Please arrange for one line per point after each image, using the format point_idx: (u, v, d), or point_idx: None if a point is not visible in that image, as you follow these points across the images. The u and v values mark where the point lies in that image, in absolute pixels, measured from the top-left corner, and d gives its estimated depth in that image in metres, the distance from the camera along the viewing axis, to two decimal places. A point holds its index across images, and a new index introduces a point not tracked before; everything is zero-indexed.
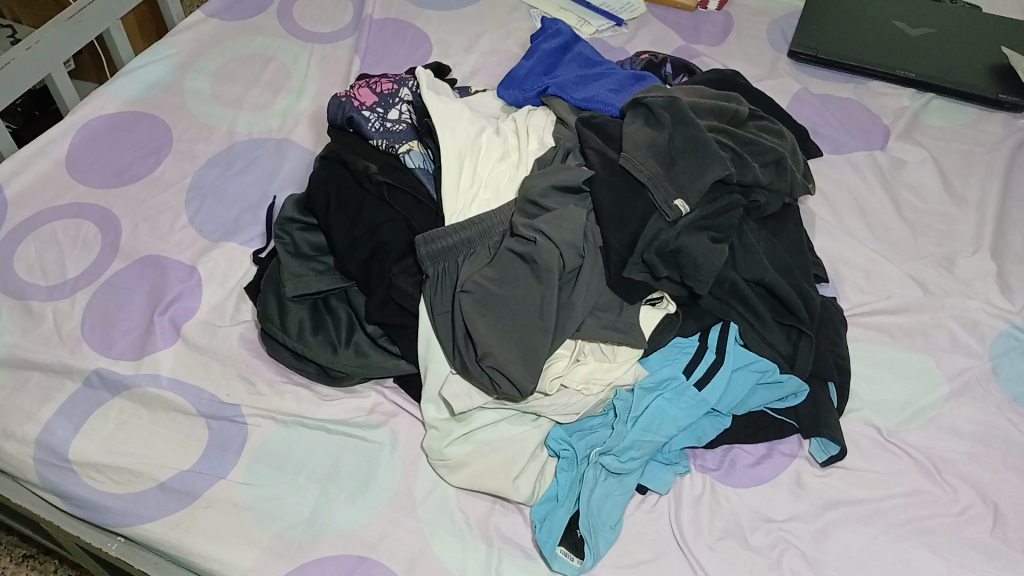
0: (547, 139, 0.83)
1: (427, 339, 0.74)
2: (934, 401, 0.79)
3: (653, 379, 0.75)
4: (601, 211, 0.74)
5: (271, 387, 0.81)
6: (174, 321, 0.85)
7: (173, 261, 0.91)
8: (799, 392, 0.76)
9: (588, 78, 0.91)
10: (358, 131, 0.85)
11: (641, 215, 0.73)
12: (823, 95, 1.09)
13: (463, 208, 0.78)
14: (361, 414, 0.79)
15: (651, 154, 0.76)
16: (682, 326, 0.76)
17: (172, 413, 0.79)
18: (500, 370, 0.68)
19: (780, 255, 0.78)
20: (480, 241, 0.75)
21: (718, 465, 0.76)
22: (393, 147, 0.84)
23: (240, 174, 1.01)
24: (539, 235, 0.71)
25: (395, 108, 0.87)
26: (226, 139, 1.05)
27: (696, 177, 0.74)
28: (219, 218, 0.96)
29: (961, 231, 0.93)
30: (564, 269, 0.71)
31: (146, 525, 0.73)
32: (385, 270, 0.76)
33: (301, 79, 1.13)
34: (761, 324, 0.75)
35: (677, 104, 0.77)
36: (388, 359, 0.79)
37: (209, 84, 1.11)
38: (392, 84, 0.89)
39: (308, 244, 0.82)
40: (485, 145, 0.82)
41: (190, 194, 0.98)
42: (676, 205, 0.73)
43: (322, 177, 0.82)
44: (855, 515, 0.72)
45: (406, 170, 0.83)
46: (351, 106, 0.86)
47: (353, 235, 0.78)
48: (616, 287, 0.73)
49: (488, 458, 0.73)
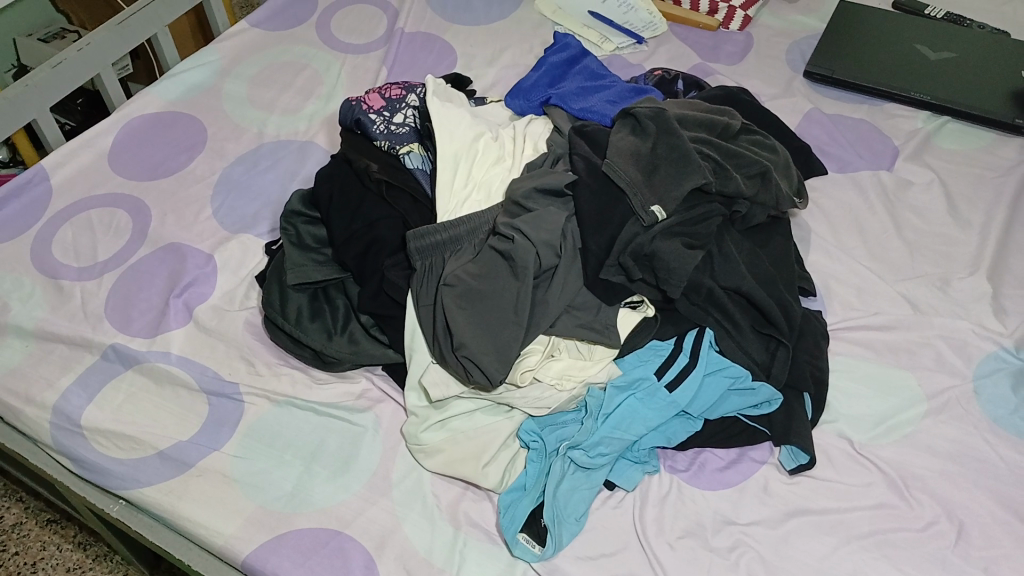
0: (541, 146, 0.87)
1: (412, 331, 0.79)
2: (911, 417, 0.79)
3: (625, 379, 0.77)
4: (581, 215, 0.77)
5: (269, 369, 0.86)
6: (188, 303, 0.91)
7: (193, 249, 0.97)
8: (772, 401, 0.77)
9: (590, 90, 0.94)
10: (364, 133, 0.90)
11: (618, 219, 0.76)
12: (835, 114, 1.10)
13: (454, 207, 0.82)
14: (350, 398, 0.83)
15: (633, 162, 0.78)
16: (660, 330, 0.79)
17: (177, 388, 0.85)
18: (473, 361, 0.73)
19: (760, 266, 0.81)
20: (468, 238, 0.80)
21: (687, 466, 0.78)
22: (393, 148, 0.88)
23: (264, 172, 1.07)
24: (517, 234, 0.75)
25: (401, 112, 0.91)
26: (255, 139, 1.12)
27: (675, 184, 0.76)
28: (240, 212, 1.02)
29: (961, 252, 0.93)
30: (540, 267, 0.75)
31: (143, 490, 0.78)
32: (379, 263, 0.82)
33: (330, 87, 1.19)
34: (738, 332, 0.78)
35: (663, 114, 0.80)
36: (378, 348, 0.83)
37: (245, 88, 1.19)
38: (401, 90, 0.93)
39: (311, 237, 0.87)
40: (482, 149, 0.86)
41: (216, 189, 1.05)
42: (653, 210, 0.76)
43: (328, 174, 0.88)
44: (818, 524, 0.73)
45: (405, 170, 0.87)
46: (360, 109, 0.90)
47: (351, 229, 0.83)
48: (593, 287, 0.76)
49: (461, 446, 0.76)
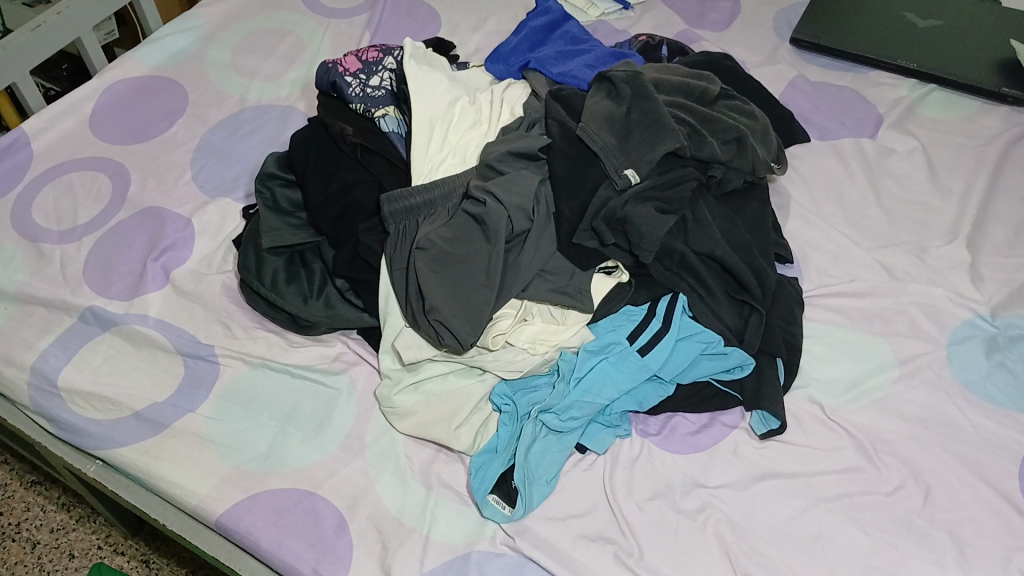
0: (517, 111, 0.87)
1: (385, 294, 0.79)
2: (881, 383, 0.79)
3: (598, 343, 0.78)
4: (554, 179, 0.77)
5: (245, 332, 0.86)
6: (165, 268, 0.91)
7: (173, 213, 0.97)
8: (745, 365, 0.78)
9: (569, 54, 0.93)
10: (340, 96, 0.88)
11: (591, 183, 0.76)
12: (819, 82, 1.09)
13: (429, 170, 0.82)
14: (325, 361, 0.84)
15: (607, 126, 0.78)
16: (634, 295, 0.79)
17: (154, 351, 0.85)
18: (444, 324, 0.73)
19: (735, 232, 0.81)
20: (442, 203, 0.80)
21: (659, 430, 0.78)
22: (369, 111, 0.86)
23: (245, 137, 1.07)
24: (489, 197, 0.74)
25: (377, 74, 0.89)
26: (238, 105, 1.11)
27: (649, 149, 0.76)
28: (219, 176, 1.02)
29: (940, 222, 0.92)
30: (513, 231, 0.75)
31: (119, 450, 0.78)
32: (354, 227, 0.82)
33: (314, 53, 1.19)
34: (711, 298, 0.79)
35: (639, 78, 0.79)
36: (354, 312, 0.84)
37: (229, 53, 1.18)
38: (378, 52, 0.91)
39: (286, 200, 0.86)
40: (458, 114, 0.85)
41: (197, 154, 1.05)
42: (626, 174, 0.76)
43: (304, 137, 0.87)
44: (786, 486, 0.74)
45: (380, 134, 0.86)
46: (336, 71, 0.89)
47: (327, 192, 0.84)
48: (566, 251, 0.76)
49: (434, 408, 0.77)
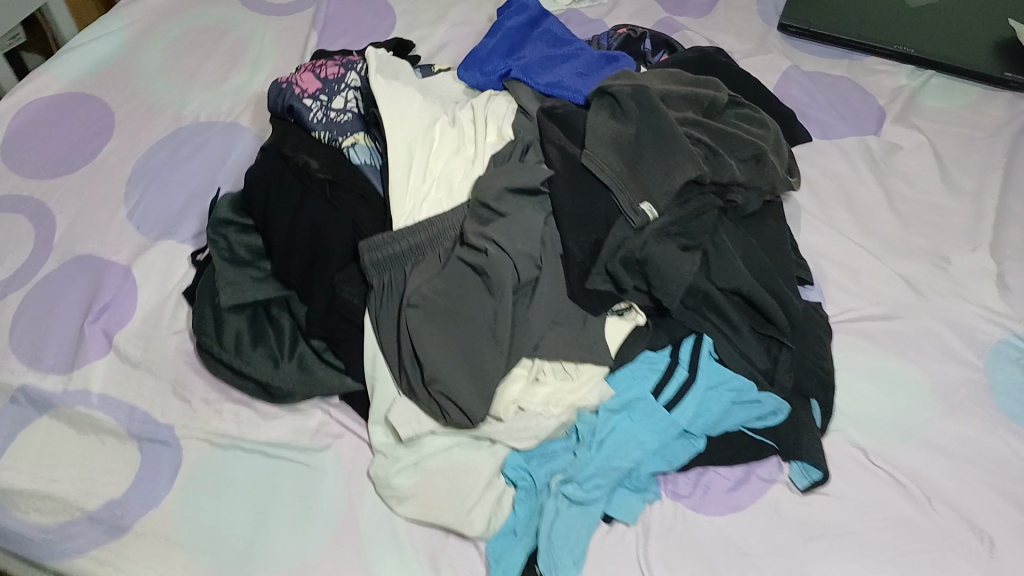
0: (506, 130, 0.76)
1: (372, 356, 0.69)
2: (924, 418, 0.72)
3: (618, 400, 0.69)
4: (560, 216, 0.66)
5: (208, 405, 0.74)
6: (106, 330, 0.78)
7: (109, 262, 0.83)
8: (778, 410, 0.71)
9: (555, 59, 0.82)
10: (300, 122, 0.76)
11: (603, 220, 0.66)
12: (814, 72, 1.01)
13: (411, 208, 0.71)
14: (305, 434, 0.73)
15: (616, 152, 0.68)
16: (653, 339, 0.70)
17: (103, 435, 0.73)
18: (449, 397, 0.64)
19: (757, 258, 0.72)
20: (429, 247, 0.69)
21: (691, 491, 0.70)
22: (336, 140, 0.75)
23: (185, 162, 0.93)
24: (490, 245, 0.64)
25: (340, 95, 0.78)
26: (173, 123, 0.97)
27: (665, 178, 0.66)
28: (161, 211, 0.88)
29: (958, 223, 0.85)
30: (519, 282, 0.65)
31: (74, 562, 0.67)
32: (329, 277, 0.71)
33: (256, 57, 1.05)
34: (738, 337, 0.70)
35: (646, 92, 0.69)
36: (334, 375, 0.73)
37: (160, 60, 1.04)
38: (339, 68, 0.80)
39: (244, 247, 0.75)
40: (439, 139, 0.74)
41: (132, 185, 0.91)
42: (643, 209, 0.66)
43: (258, 173, 0.74)
44: (835, 547, 0.67)
45: (351, 166, 0.75)
46: (292, 93, 0.77)
47: (294, 239, 0.71)
48: (578, 298, 0.67)
49: (440, 487, 0.67)
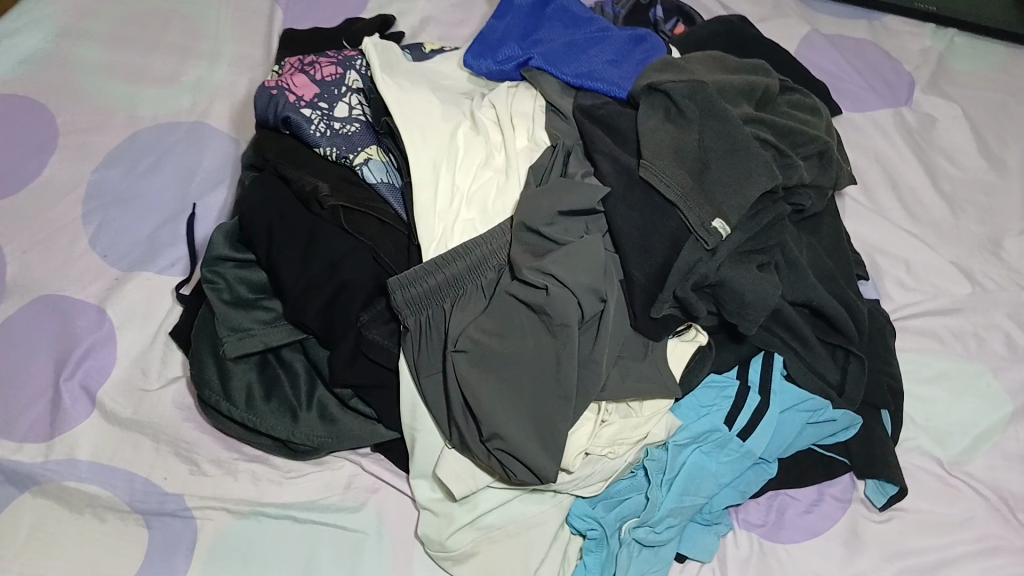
0: (538, 135, 0.67)
1: (412, 405, 0.61)
2: (998, 423, 0.69)
3: (687, 434, 0.63)
4: (621, 239, 0.59)
5: (220, 467, 0.65)
6: (87, 386, 0.68)
7: (78, 301, 0.72)
8: (851, 426, 0.66)
9: (579, 46, 0.74)
10: (299, 135, 0.66)
11: (670, 241, 0.59)
12: (835, 36, 0.95)
13: (443, 235, 0.62)
14: (336, 491, 0.65)
15: (677, 161, 0.60)
16: (717, 359, 0.64)
17: (100, 512, 0.63)
18: (511, 454, 0.56)
19: (822, 263, 0.67)
20: (469, 278, 0.61)
21: (765, 519, 0.66)
22: (346, 158, 0.65)
23: (150, 173, 0.81)
24: (551, 281, 0.56)
25: (343, 101, 0.67)
26: (128, 126, 0.84)
27: (738, 189, 0.59)
28: (130, 237, 0.76)
29: (1005, 204, 0.82)
30: (583, 318, 0.57)
31: None
32: (352, 318, 0.61)
33: (212, 41, 0.92)
34: (808, 351, 0.64)
35: (705, 91, 0.62)
36: (364, 424, 0.64)
37: (100, 50, 0.90)
38: (336, 67, 0.69)
39: (246, 285, 0.65)
40: (464, 150, 0.66)
41: (90, 204, 0.78)
42: (715, 227, 0.58)
43: (259, 200, 0.64)
44: (922, 568, 0.63)
45: (365, 186, 0.65)
46: (286, 101, 0.66)
47: (308, 275, 0.62)
48: (645, 330, 0.60)
49: (502, 546, 0.60)
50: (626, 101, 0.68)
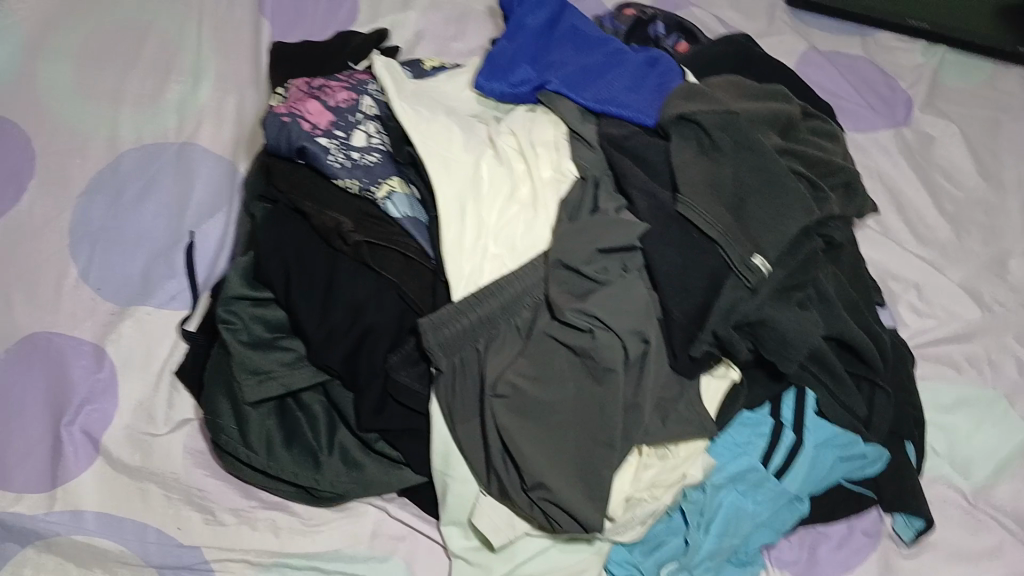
0: (565, 167, 0.65)
1: (444, 452, 0.58)
2: (1013, 450, 0.70)
3: (724, 475, 0.62)
4: (660, 277, 0.58)
5: (237, 516, 0.62)
6: (89, 432, 0.64)
7: (72, 342, 0.68)
8: (878, 459, 0.65)
9: (595, 70, 0.72)
10: (316, 166, 0.63)
11: (710, 278, 0.58)
12: (830, 52, 0.95)
13: (472, 272, 0.59)
14: (362, 540, 0.62)
15: (714, 196, 0.60)
16: (749, 397, 0.63)
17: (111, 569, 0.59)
18: (552, 503, 0.55)
19: (848, 293, 0.67)
20: (503, 317, 0.58)
21: (797, 556, 0.65)
22: (368, 191, 0.62)
23: (139, 202, 0.76)
24: (594, 323, 0.56)
25: (360, 130, 0.65)
26: (110, 149, 0.79)
27: (776, 226, 0.59)
28: (123, 271, 0.72)
29: (1006, 224, 0.84)
30: (627, 360, 0.56)
31: None
32: (380, 359, 0.59)
33: (193, 53, 0.87)
34: (840, 387, 0.63)
35: (738, 123, 0.61)
36: (390, 470, 0.61)
37: (71, 65, 0.84)
38: (350, 94, 0.67)
39: (263, 325, 0.61)
40: (490, 181, 0.63)
41: (75, 237, 0.73)
42: (756, 264, 0.58)
43: (277, 236, 0.61)
44: None
45: (388, 221, 0.62)
46: (301, 130, 0.63)
47: (332, 316, 0.59)
48: (684, 370, 0.59)
49: None
50: (652, 128, 0.68)
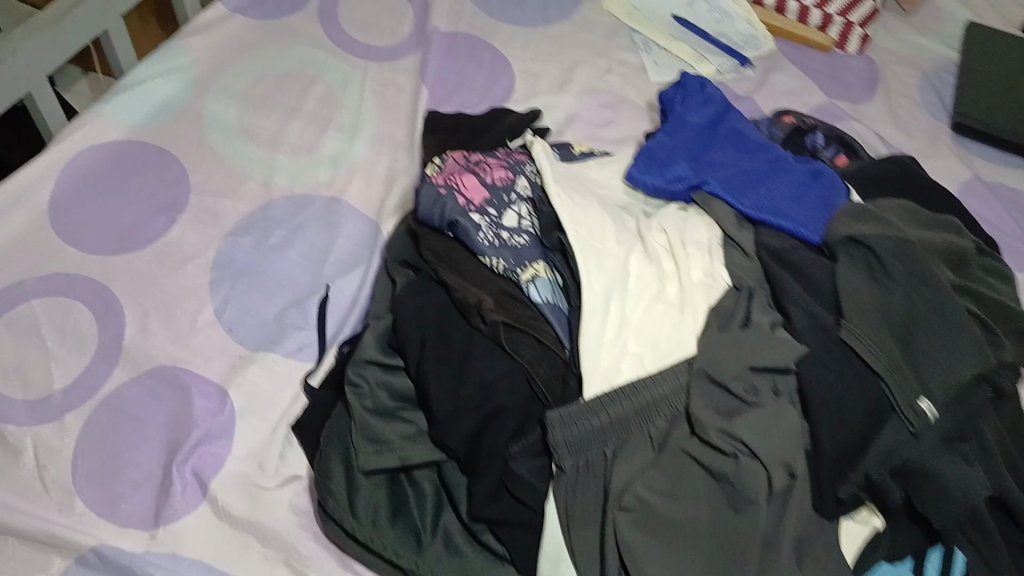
0: (717, 272, 0.63)
1: (553, 558, 0.54)
2: None
3: None
4: (814, 404, 0.55)
5: None
6: (198, 473, 0.63)
7: (197, 378, 0.68)
8: None
9: (755, 175, 0.70)
10: (464, 241, 0.63)
11: (869, 414, 0.54)
12: (996, 185, 0.91)
13: (609, 369, 0.57)
14: None
15: (881, 326, 0.57)
16: (893, 548, 0.57)
17: None
18: None
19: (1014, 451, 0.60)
20: (637, 423, 0.55)
21: None
22: (513, 272, 0.61)
23: (282, 248, 0.77)
24: (739, 450, 0.53)
25: (512, 210, 0.65)
26: (262, 193, 0.81)
27: (949, 370, 0.55)
28: (258, 314, 0.73)
29: None
30: (771, 492, 0.52)
31: None
32: (500, 446, 0.55)
33: (352, 113, 0.90)
34: (993, 555, 0.55)
35: (913, 252, 0.59)
36: (491, 564, 0.56)
37: (236, 110, 0.88)
38: (507, 173, 0.67)
39: (387, 393, 0.59)
40: (637, 279, 0.61)
41: (218, 274, 0.75)
42: (922, 407, 0.54)
43: (419, 304, 0.61)
44: None
45: (528, 305, 0.61)
46: (455, 204, 0.64)
47: (460, 394, 0.56)
48: (828, 513, 0.54)
49: None
50: (816, 245, 0.65)
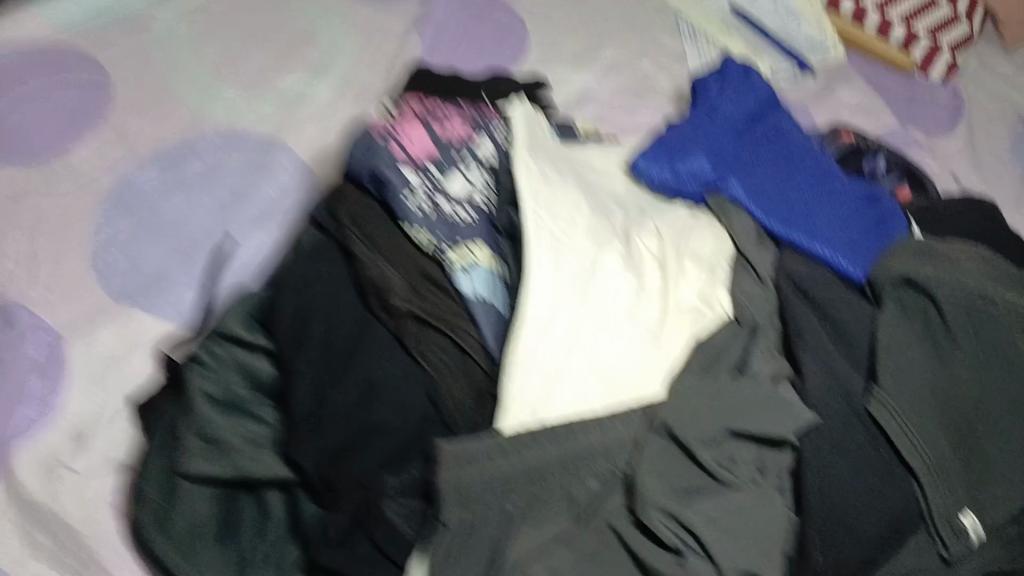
0: (714, 297, 0.48)
1: None
2: None
3: None
4: (814, 496, 0.40)
5: None
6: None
7: (35, 320, 0.50)
8: None
9: (789, 184, 0.54)
10: (388, 202, 0.48)
11: (890, 524, 0.40)
12: None
13: (542, 402, 0.42)
14: None
15: (924, 405, 0.43)
16: None
17: None
18: None
19: None
20: (559, 474, 0.39)
21: None
22: (439, 251, 0.47)
23: (189, 173, 0.59)
24: (700, 546, 0.38)
25: (459, 175, 0.50)
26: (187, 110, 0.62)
27: (1000, 484, 0.42)
28: (132, 252, 0.54)
29: None
30: None
31: None
32: (366, 475, 0.40)
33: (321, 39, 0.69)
34: None
35: (982, 317, 0.45)
36: None
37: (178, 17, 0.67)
38: (466, 129, 0.52)
39: (242, 378, 0.45)
40: (604, 286, 0.45)
41: (96, 191, 0.56)
42: (962, 528, 0.41)
43: (309, 267, 0.45)
44: None
45: (452, 296, 0.46)
46: (387, 154, 0.49)
47: (329, 397, 0.41)
48: None
49: None
50: (856, 283, 0.49)
